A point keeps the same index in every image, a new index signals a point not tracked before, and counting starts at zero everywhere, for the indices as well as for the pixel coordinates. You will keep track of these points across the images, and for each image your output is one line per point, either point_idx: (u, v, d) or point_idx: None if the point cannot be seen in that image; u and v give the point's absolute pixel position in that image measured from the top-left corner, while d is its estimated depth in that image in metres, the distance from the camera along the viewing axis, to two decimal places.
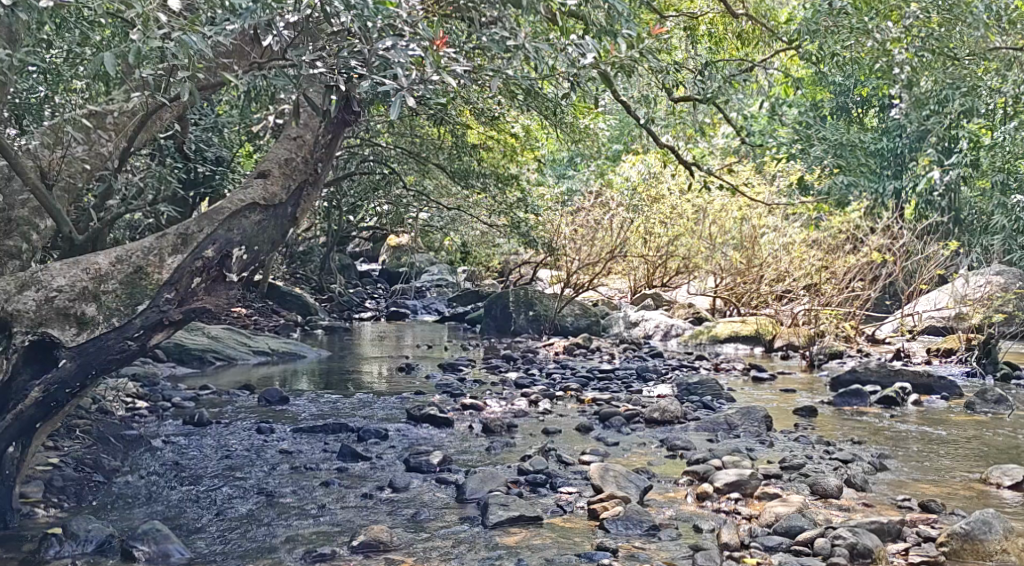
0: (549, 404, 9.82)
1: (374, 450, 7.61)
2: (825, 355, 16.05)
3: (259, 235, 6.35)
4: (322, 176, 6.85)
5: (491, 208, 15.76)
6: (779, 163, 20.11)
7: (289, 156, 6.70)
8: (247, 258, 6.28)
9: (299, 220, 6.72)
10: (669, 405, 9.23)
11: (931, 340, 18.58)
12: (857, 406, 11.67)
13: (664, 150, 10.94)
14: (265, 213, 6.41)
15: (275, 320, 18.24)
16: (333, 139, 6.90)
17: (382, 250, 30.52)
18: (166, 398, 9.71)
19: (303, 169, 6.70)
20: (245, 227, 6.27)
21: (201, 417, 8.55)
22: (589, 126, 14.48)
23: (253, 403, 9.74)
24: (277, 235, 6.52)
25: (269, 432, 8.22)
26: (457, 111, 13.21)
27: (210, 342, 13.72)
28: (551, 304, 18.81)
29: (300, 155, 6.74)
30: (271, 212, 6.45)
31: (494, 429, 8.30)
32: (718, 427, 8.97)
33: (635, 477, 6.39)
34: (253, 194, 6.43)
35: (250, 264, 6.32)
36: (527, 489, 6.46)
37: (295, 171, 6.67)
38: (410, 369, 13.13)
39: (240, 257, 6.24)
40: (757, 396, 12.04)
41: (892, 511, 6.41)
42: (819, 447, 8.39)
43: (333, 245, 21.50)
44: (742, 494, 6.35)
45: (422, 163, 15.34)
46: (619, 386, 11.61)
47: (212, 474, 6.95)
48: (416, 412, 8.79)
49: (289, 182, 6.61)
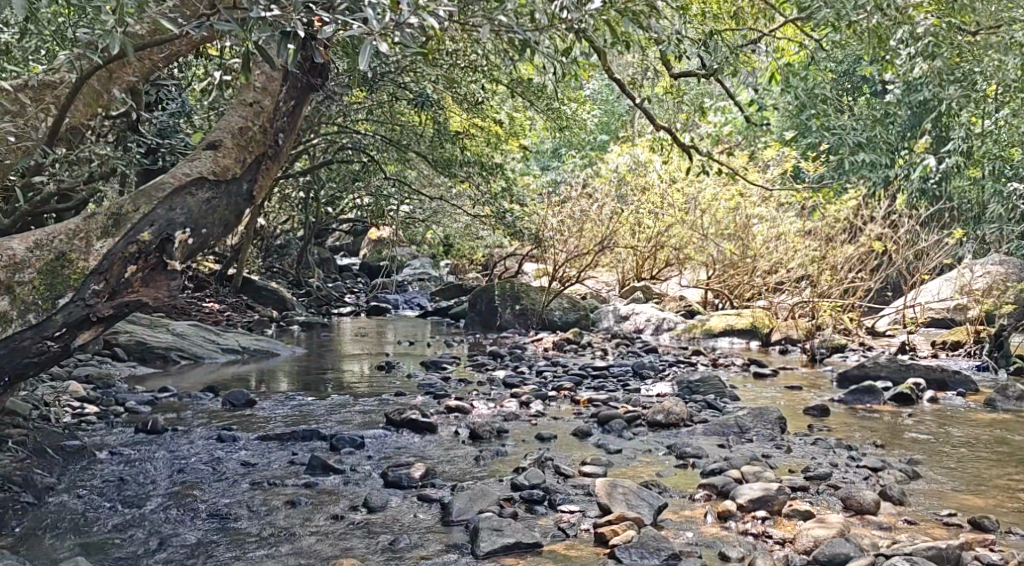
0: (542, 406, 9.00)
1: (348, 461, 6.76)
2: (826, 349, 15.29)
3: (208, 216, 5.82)
4: (281, 150, 6.26)
5: (472, 199, 14.90)
6: (772, 150, 19.31)
7: (245, 124, 6.09)
8: (192, 242, 5.73)
9: (256, 198, 6.18)
10: (674, 405, 8.42)
11: (934, 332, 17.81)
12: (870, 403, 10.84)
13: (659, 132, 10.18)
14: (215, 190, 5.88)
15: (249, 315, 17.37)
16: (296, 106, 6.28)
17: (364, 244, 29.59)
18: (120, 402, 8.82)
19: (261, 139, 6.12)
20: (189, 205, 5.74)
21: (155, 425, 7.69)
22: (576, 112, 13.66)
23: (217, 407, 8.87)
24: (230, 217, 5.97)
25: (230, 441, 7.36)
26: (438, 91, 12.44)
27: (174, 339, 12.83)
28: (537, 298, 17.98)
29: (257, 123, 6.13)
30: (224, 190, 5.92)
31: (481, 436, 7.48)
32: (727, 430, 8.15)
33: (647, 494, 5.54)
34: (201, 167, 5.88)
35: (196, 249, 5.77)
36: (523, 508, 5.63)
37: (251, 141, 6.08)
38: (390, 367, 12.28)
39: (185, 242, 5.70)
40: (763, 393, 11.26)
41: (941, 531, 5.61)
42: (841, 452, 7.60)
43: (311, 238, 20.63)
44: (768, 511, 5.53)
45: (403, 152, 14.41)
46: (615, 384, 10.76)
47: (160, 493, 6.10)
48: (396, 416, 7.93)
49: (243, 154, 6.03)
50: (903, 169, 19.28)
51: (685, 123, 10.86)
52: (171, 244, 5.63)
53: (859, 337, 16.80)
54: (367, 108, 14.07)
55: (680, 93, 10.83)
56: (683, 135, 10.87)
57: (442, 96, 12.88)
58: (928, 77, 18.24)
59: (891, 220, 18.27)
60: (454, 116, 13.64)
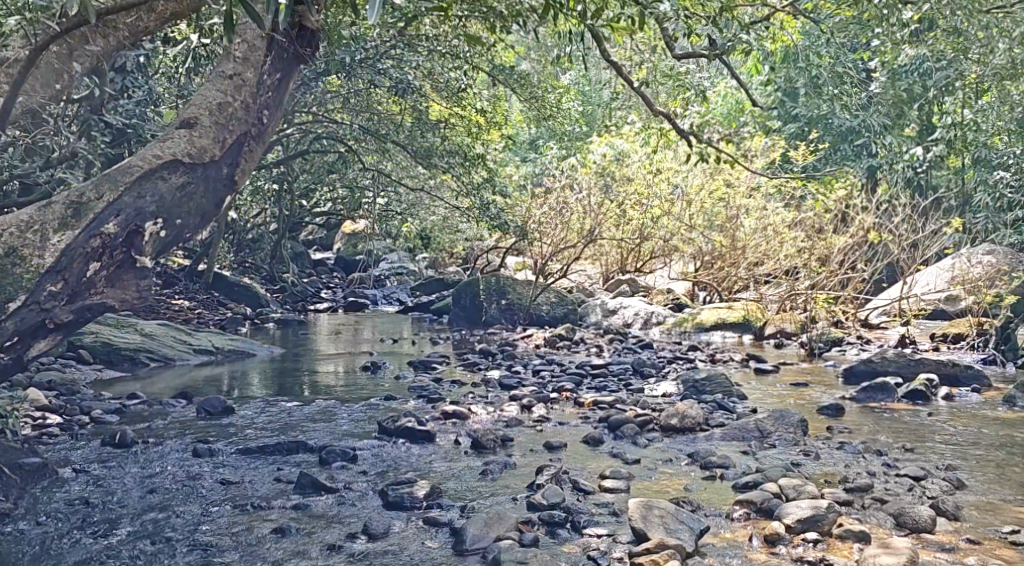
0: (543, 409, 8.38)
1: (340, 478, 6.11)
2: (825, 343, 14.67)
3: (181, 206, 5.52)
4: (266, 128, 5.90)
5: (454, 190, 14.13)
6: (758, 140, 18.70)
7: (224, 100, 5.72)
8: (163, 235, 5.46)
9: (238, 184, 5.81)
10: (689, 409, 7.79)
11: (932, 325, 17.13)
12: (884, 402, 10.18)
13: (659, 116, 10.08)
14: (190, 173, 5.54)
15: (222, 312, 16.59)
16: (282, 78, 5.95)
17: (338, 237, 28.86)
18: (85, 412, 8.12)
19: (243, 118, 5.75)
20: (159, 192, 5.43)
21: (124, 438, 7.00)
22: (561, 101, 12.95)
23: (191, 414, 8.17)
24: (208, 206, 5.64)
25: (208, 455, 6.69)
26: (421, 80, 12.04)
27: (143, 340, 12.13)
28: (525, 291, 17.22)
29: (238, 99, 5.76)
30: (200, 174, 5.58)
31: (484, 446, 6.84)
32: (747, 434, 7.49)
33: (686, 517, 4.99)
34: (174, 148, 5.52)
35: (167, 242, 5.50)
36: (544, 533, 5.07)
37: (232, 120, 5.72)
38: (374, 367, 11.59)
39: (155, 235, 5.43)
40: (769, 392, 10.60)
41: (1010, 552, 5.03)
42: (874, 460, 6.97)
43: (285, 232, 19.88)
44: (820, 532, 4.96)
45: (382, 143, 13.47)
46: (616, 384, 10.17)
47: (131, 520, 5.48)
48: (389, 425, 7.27)
49: (222, 133, 5.66)
50: (889, 157, 18.69)
51: (687, 110, 10.66)
52: (141, 239, 5.37)
53: (855, 330, 15.84)
54: (343, 97, 13.29)
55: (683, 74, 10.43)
56: (681, 120, 10.61)
57: (423, 82, 12.15)
58: (918, 60, 17.71)
59: (884, 208, 17.76)
60: (433, 104, 12.85)
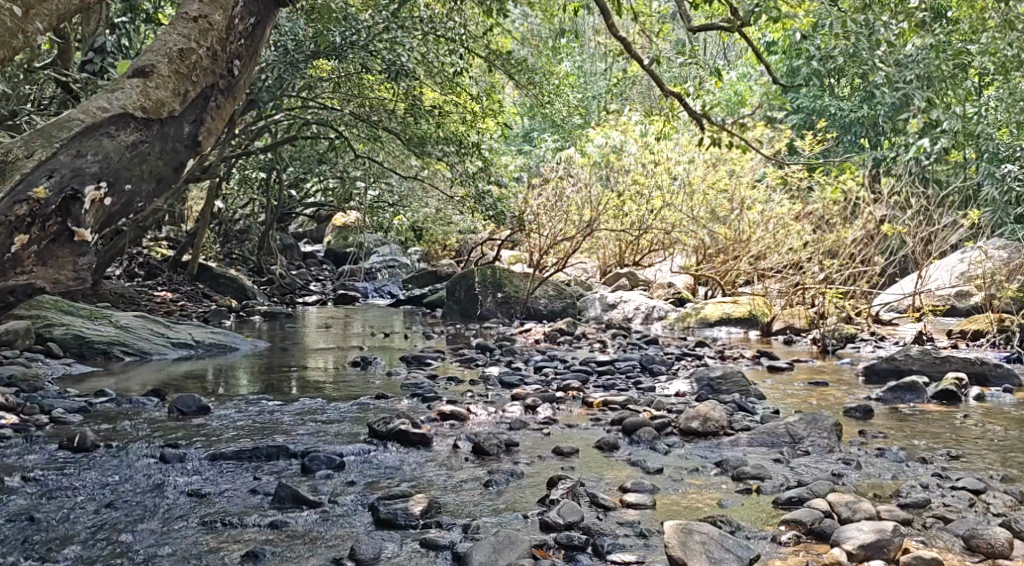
0: (550, 410, 7.64)
1: (325, 490, 5.37)
2: (836, 340, 13.77)
3: (131, 168, 5.01)
4: (236, 83, 5.60)
5: (449, 179, 13.31)
6: (763, 131, 18.00)
7: (187, 46, 5.36)
8: (109, 202, 4.92)
9: (202, 144, 5.41)
10: (712, 411, 7.04)
11: (947, 321, 16.45)
12: (912, 402, 9.48)
13: (670, 96, 9.40)
14: (143, 130, 5.08)
15: (207, 305, 15.79)
16: (252, 29, 5.73)
17: (328, 230, 28.11)
18: (45, 411, 7.37)
19: (209, 67, 5.43)
20: (105, 150, 4.91)
21: (83, 441, 6.24)
22: (559, 87, 12.18)
23: (162, 414, 7.42)
24: (164, 170, 5.18)
25: (177, 461, 5.94)
26: (414, 62, 11.17)
27: (118, 332, 11.35)
28: (521, 285, 16.42)
29: (205, 46, 5.42)
30: (156, 132, 5.14)
31: (487, 452, 6.13)
32: (777, 440, 6.74)
33: (732, 543, 4.44)
34: (123, 100, 5.06)
35: (114, 210, 4.97)
36: (562, 558, 4.42)
37: (198, 68, 5.38)
38: (365, 363, 10.84)
39: (99, 202, 4.87)
40: (787, 392, 9.85)
41: None
42: (924, 471, 6.24)
43: (273, 221, 19.08)
44: (885, 559, 4.42)
45: (372, 128, 12.58)
46: (625, 382, 9.44)
47: (82, 539, 4.75)
48: (380, 427, 6.53)
49: (183, 84, 5.30)
50: (894, 148, 17.94)
51: (698, 93, 10.01)
52: (80, 206, 4.80)
53: (867, 326, 15.02)
54: (333, 82, 12.20)
55: (695, 53, 9.77)
56: (692, 102, 10.01)
57: (417, 65, 11.31)
58: None
59: (896, 200, 17.00)
60: (427, 91, 12.15)
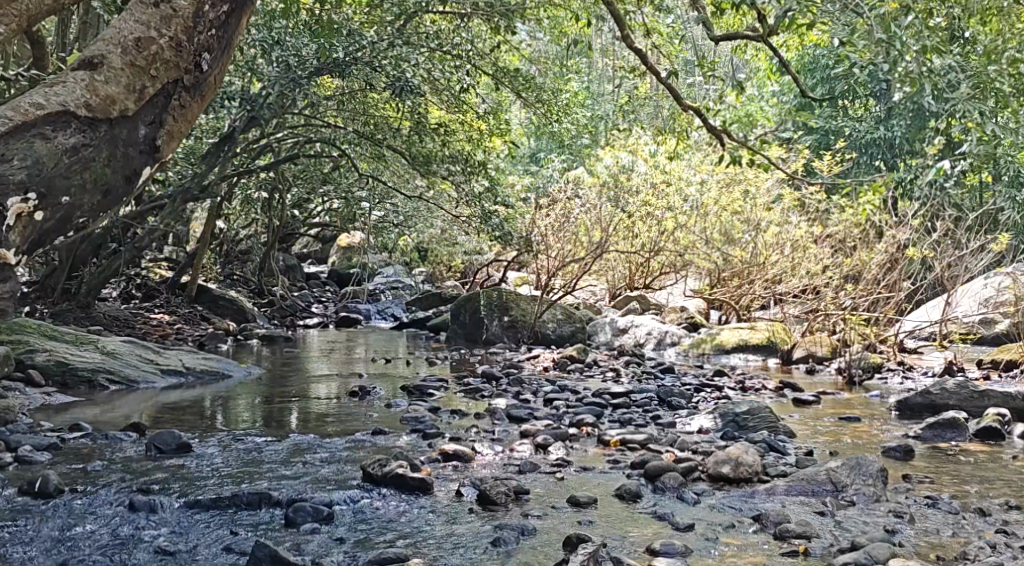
0: (565, 451, 6.96)
1: (310, 548, 4.72)
2: (864, 371, 13.04)
3: (69, 176, 4.53)
4: (205, 79, 4.90)
5: (454, 200, 12.60)
6: (779, 151, 17.30)
7: (145, 35, 4.71)
8: (39, 215, 4.49)
9: (161, 150, 4.84)
10: (744, 455, 6.37)
11: (975, 349, 15.71)
12: (954, 440, 8.80)
13: (691, 111, 8.69)
14: (88, 132, 4.56)
15: (202, 328, 15.15)
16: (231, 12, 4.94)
17: (332, 250, 27.41)
18: (11, 449, 6.70)
19: (172, 61, 4.76)
20: (38, 153, 4.43)
21: (45, 486, 5.57)
22: (569, 104, 11.49)
23: (139, 452, 6.75)
24: (113, 179, 4.67)
25: (147, 510, 5.27)
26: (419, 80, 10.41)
27: (103, 359, 10.70)
28: (529, 308, 15.72)
29: (167, 35, 4.75)
30: (104, 133, 4.61)
31: (495, 501, 5.47)
32: (819, 488, 6.07)
33: None
34: (66, 96, 4.53)
35: (46, 222, 4.54)
36: None
37: (158, 61, 4.73)
38: (364, 394, 10.16)
39: (25, 216, 4.45)
40: (818, 428, 9.16)
41: None
42: (987, 525, 5.58)
43: (275, 242, 18.42)
44: None
45: (374, 147, 11.90)
46: (643, 417, 8.75)
47: None
48: (376, 471, 5.87)
49: (138, 79, 4.68)
50: (914, 170, 17.22)
51: (718, 108, 9.30)
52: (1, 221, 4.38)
53: (894, 355, 14.29)
54: (337, 100, 11.42)
55: (716, 66, 9.08)
56: (711, 118, 9.34)
57: (423, 83, 10.58)
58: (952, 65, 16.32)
59: (921, 224, 16.29)
60: (433, 110, 11.42)
